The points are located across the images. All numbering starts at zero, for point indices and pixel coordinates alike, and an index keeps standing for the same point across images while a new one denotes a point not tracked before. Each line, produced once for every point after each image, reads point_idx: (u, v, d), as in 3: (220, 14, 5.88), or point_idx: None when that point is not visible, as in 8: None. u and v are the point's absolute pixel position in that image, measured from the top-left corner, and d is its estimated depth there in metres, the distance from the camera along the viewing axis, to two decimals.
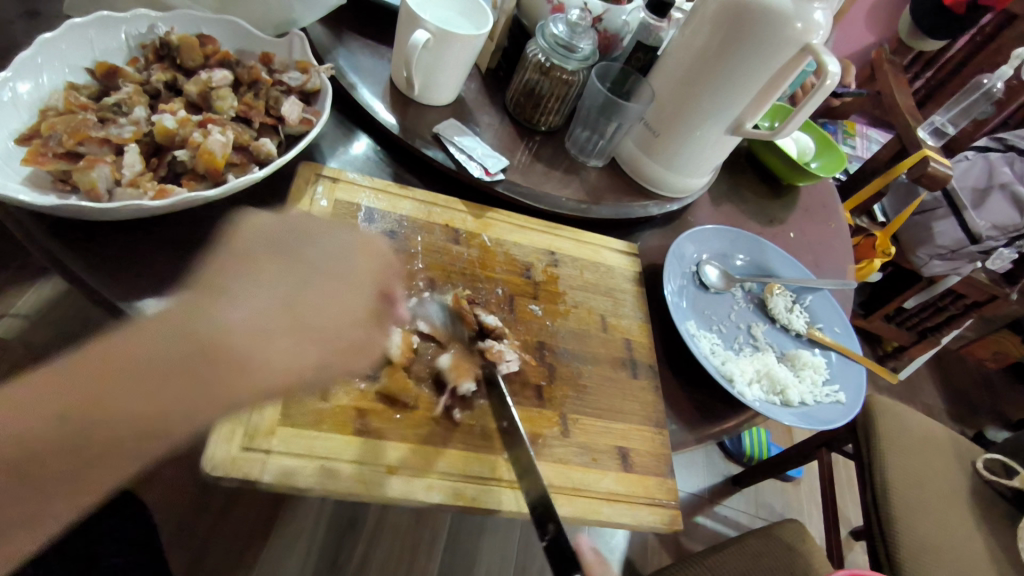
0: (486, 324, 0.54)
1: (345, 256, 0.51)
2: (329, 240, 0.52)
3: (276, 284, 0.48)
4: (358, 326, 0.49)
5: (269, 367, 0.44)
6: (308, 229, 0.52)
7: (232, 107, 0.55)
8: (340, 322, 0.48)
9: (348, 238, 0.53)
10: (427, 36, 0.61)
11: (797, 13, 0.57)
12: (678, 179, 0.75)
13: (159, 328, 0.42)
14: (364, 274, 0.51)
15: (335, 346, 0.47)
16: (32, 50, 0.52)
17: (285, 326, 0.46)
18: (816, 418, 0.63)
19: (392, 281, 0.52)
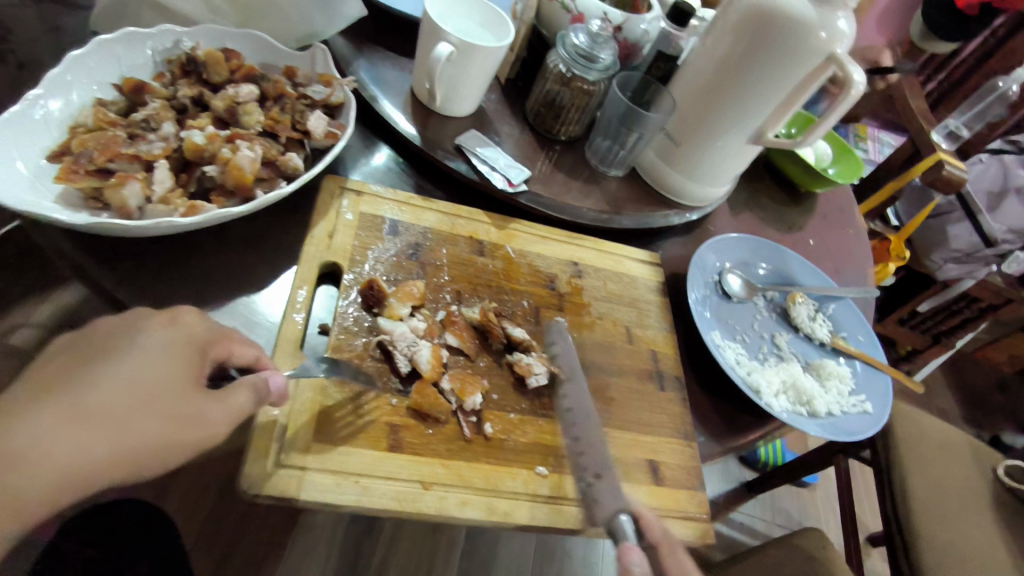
0: (514, 337, 0.54)
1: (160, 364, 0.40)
2: (133, 337, 0.40)
3: (75, 368, 0.39)
4: (181, 396, 0.39)
5: (55, 458, 0.36)
6: (136, 317, 0.41)
7: (260, 121, 0.55)
8: (160, 389, 0.39)
9: (150, 321, 0.41)
10: (450, 49, 0.61)
11: (821, 22, 0.57)
12: (699, 189, 0.75)
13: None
14: (181, 349, 0.41)
15: (144, 416, 0.38)
16: (61, 67, 0.52)
17: (63, 425, 0.37)
18: (843, 429, 0.63)
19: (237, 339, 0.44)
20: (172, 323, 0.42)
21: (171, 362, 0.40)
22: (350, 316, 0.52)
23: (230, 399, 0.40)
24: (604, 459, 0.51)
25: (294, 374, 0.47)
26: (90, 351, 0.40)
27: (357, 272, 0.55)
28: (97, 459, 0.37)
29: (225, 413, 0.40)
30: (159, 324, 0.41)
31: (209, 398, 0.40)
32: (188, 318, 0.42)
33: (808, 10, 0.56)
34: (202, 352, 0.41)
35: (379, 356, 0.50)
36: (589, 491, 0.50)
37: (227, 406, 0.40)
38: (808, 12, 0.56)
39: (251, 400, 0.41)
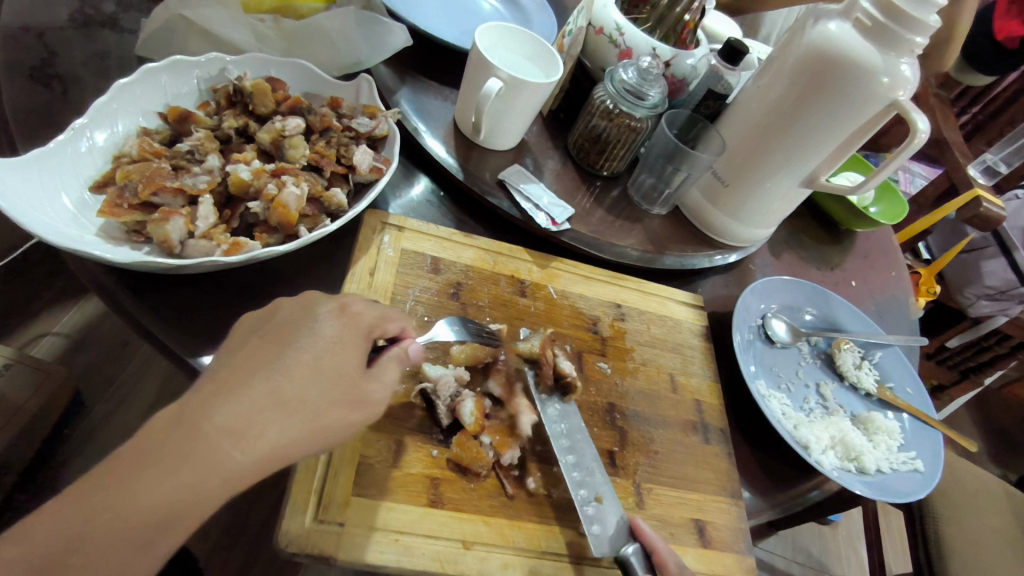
0: (561, 369, 0.52)
1: (340, 343, 0.40)
2: (311, 322, 0.40)
3: (264, 356, 0.37)
4: (356, 379, 0.40)
5: (267, 441, 0.35)
6: (309, 305, 0.41)
7: (305, 156, 0.54)
8: (345, 375, 0.39)
9: (324, 306, 0.41)
10: (500, 85, 0.60)
11: (885, 68, 0.55)
12: (743, 229, 0.73)
13: (182, 430, 0.34)
14: (356, 336, 0.41)
15: (329, 398, 0.38)
16: (107, 96, 0.51)
17: (268, 407, 0.36)
18: (894, 490, 0.60)
19: (394, 315, 0.44)
20: (344, 312, 0.41)
21: (346, 348, 0.40)
22: None
23: (387, 377, 0.42)
24: (599, 479, 0.48)
25: None
26: (271, 334, 0.39)
27: (397, 311, 0.53)
28: (306, 434, 0.37)
29: (388, 392, 0.41)
30: (333, 311, 0.41)
31: (375, 377, 0.41)
32: (360, 307, 0.42)
33: (873, 55, 0.54)
34: (368, 338, 0.41)
35: (420, 404, 0.48)
36: (594, 519, 0.46)
37: (386, 384, 0.41)
38: (874, 58, 0.54)
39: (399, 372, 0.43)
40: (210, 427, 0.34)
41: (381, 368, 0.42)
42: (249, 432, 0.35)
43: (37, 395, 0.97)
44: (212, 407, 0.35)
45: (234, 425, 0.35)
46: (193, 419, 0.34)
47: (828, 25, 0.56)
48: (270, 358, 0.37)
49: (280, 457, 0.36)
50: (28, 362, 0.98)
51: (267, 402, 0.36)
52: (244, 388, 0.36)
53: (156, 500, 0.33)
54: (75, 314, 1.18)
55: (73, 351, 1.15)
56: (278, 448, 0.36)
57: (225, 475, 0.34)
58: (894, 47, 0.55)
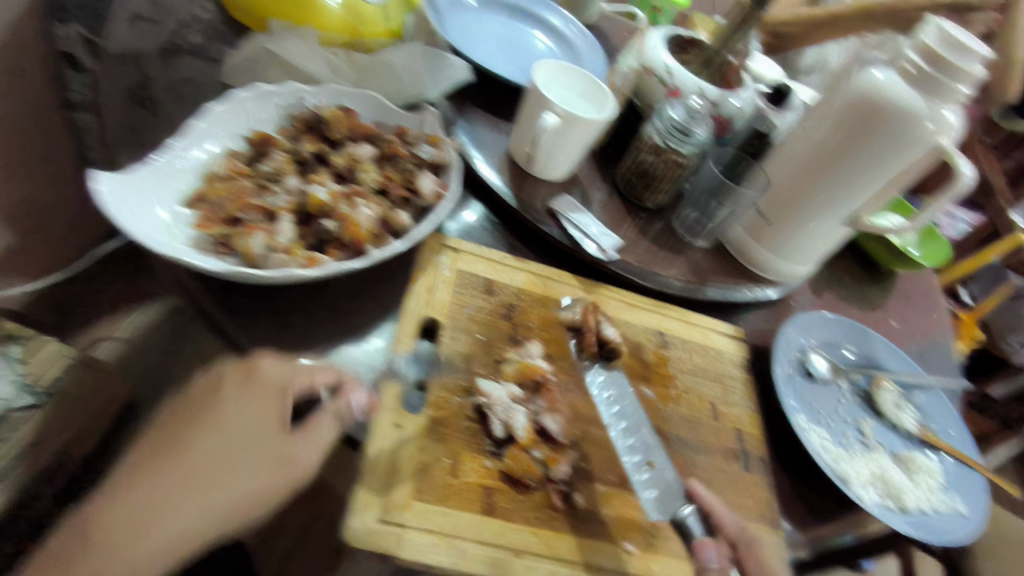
0: (605, 337, 0.58)
1: (250, 415, 0.46)
2: (218, 397, 0.46)
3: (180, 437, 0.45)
4: (272, 441, 0.45)
5: (186, 512, 0.42)
6: (219, 378, 0.47)
7: (375, 180, 0.58)
8: (252, 441, 0.45)
9: (231, 377, 0.47)
10: (556, 119, 0.64)
11: (930, 114, 0.57)
12: (784, 265, 0.74)
13: (115, 509, 0.42)
14: (261, 399, 0.46)
15: (247, 468, 0.44)
16: (202, 120, 0.56)
17: (186, 485, 0.43)
18: (935, 529, 0.60)
19: (318, 369, 0.48)
20: (250, 375, 0.47)
21: (251, 414, 0.46)
22: (447, 375, 0.53)
23: (314, 434, 0.46)
24: (649, 446, 0.52)
25: (397, 428, 0.48)
26: (191, 411, 0.46)
27: (454, 328, 0.56)
28: (230, 502, 0.43)
29: (312, 449, 0.46)
30: (237, 381, 0.47)
31: (296, 437, 0.46)
32: (265, 367, 0.47)
33: (917, 102, 0.57)
34: (280, 395, 0.46)
35: (473, 416, 0.51)
36: (653, 499, 0.49)
37: (312, 442, 0.46)
38: (918, 104, 0.57)
39: (334, 427, 0.46)
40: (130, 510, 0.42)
41: (308, 429, 0.46)
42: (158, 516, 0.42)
43: (97, 396, 1.02)
44: (127, 490, 0.43)
45: (146, 505, 0.42)
46: (120, 497, 0.43)
47: (873, 72, 0.59)
48: (183, 435, 0.45)
49: (207, 525, 0.43)
50: (90, 364, 1.03)
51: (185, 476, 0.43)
52: (165, 471, 0.43)
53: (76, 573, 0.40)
54: (130, 321, 1.26)
55: (129, 355, 1.23)
56: (205, 518, 0.43)
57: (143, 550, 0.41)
58: (938, 94, 0.57)
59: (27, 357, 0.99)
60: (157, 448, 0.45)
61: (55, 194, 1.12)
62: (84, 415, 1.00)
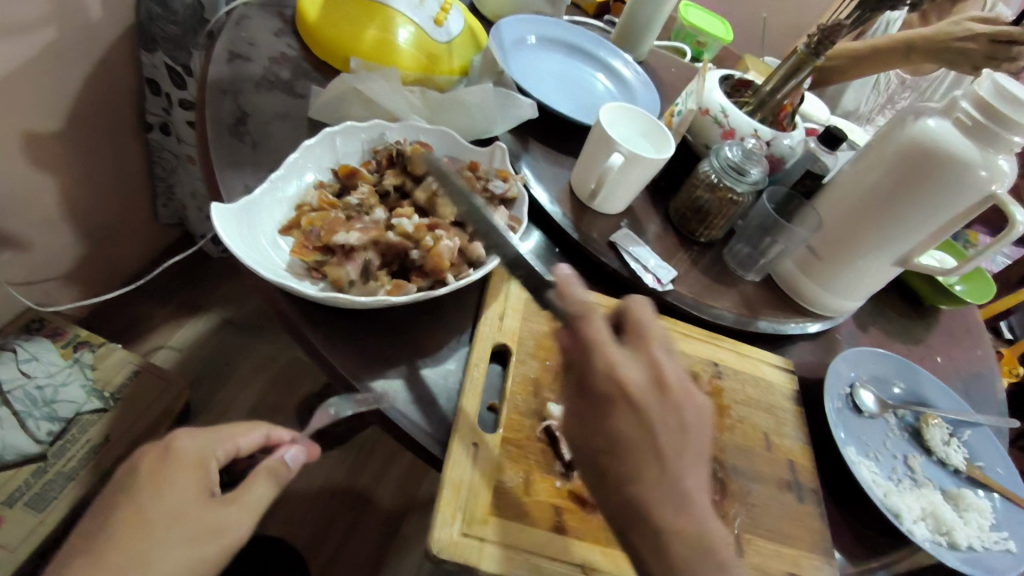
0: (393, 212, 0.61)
1: (180, 482, 0.51)
2: (134, 478, 0.51)
3: (110, 522, 0.48)
4: (205, 511, 0.50)
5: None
6: (136, 460, 0.52)
7: (453, 214, 0.62)
8: (185, 511, 0.49)
9: (150, 456, 0.52)
10: (622, 158, 0.68)
11: (984, 162, 0.60)
12: (832, 301, 0.77)
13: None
14: (183, 472, 0.51)
15: (190, 535, 0.48)
16: (298, 154, 0.62)
17: (134, 556, 0.46)
18: (985, 565, 0.61)
19: (241, 434, 0.56)
20: (170, 452, 0.52)
21: (179, 490, 0.50)
22: (518, 399, 0.56)
23: (244, 497, 0.51)
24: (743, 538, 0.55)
25: (475, 447, 0.51)
26: (118, 498, 0.50)
27: (522, 354, 0.60)
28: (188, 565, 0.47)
29: (242, 512, 0.51)
30: (156, 460, 0.52)
31: (224, 503, 0.51)
32: (183, 443, 0.53)
33: (971, 151, 0.60)
34: (199, 467, 0.52)
35: (543, 438, 0.54)
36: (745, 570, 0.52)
37: (242, 502, 0.51)
38: (971, 153, 0.60)
39: (269, 483, 0.53)
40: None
41: (239, 491, 0.51)
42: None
43: (159, 400, 1.07)
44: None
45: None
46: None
47: (928, 122, 0.62)
48: (112, 521, 0.48)
49: None
50: (152, 371, 1.09)
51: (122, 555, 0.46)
52: (109, 549, 0.46)
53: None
54: (188, 330, 1.32)
55: (183, 364, 1.28)
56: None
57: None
58: (991, 144, 0.60)
59: (97, 363, 1.06)
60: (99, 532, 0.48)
61: (127, 208, 1.20)
62: (146, 418, 1.04)
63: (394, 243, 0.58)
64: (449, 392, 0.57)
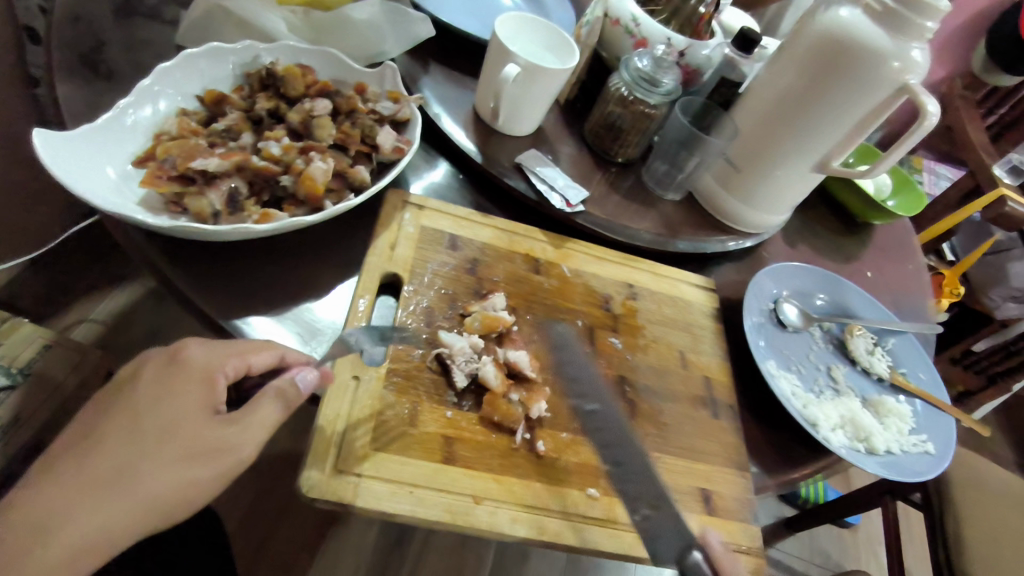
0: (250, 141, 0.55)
1: (185, 386, 0.43)
2: (134, 386, 0.42)
3: (100, 425, 0.41)
4: (201, 430, 0.41)
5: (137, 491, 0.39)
6: (139, 366, 0.44)
7: (331, 136, 0.57)
8: (182, 424, 0.41)
9: (155, 362, 0.44)
10: (518, 70, 0.62)
11: (896, 52, 0.55)
12: (755, 215, 0.74)
13: (53, 480, 0.39)
14: (190, 383, 0.43)
15: (183, 452, 0.41)
16: (151, 78, 0.55)
17: (131, 462, 0.40)
18: (904, 468, 0.60)
19: (253, 350, 0.46)
20: (175, 360, 0.44)
21: (179, 403, 0.42)
22: (408, 328, 0.53)
23: (251, 418, 0.43)
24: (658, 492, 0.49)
25: (354, 380, 0.48)
26: (109, 402, 0.42)
27: (416, 284, 0.56)
28: (177, 488, 0.40)
29: (248, 433, 0.42)
30: (161, 369, 0.43)
31: (226, 422, 0.42)
32: (191, 352, 0.44)
33: (883, 39, 0.55)
34: (210, 380, 0.43)
35: (435, 367, 0.51)
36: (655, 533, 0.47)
37: (246, 424, 0.42)
38: (883, 42, 0.55)
39: (276, 407, 0.43)
40: (46, 503, 0.38)
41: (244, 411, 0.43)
42: (74, 507, 0.38)
43: (74, 375, 0.99)
44: (44, 486, 0.39)
45: (61, 497, 0.38)
46: (31, 494, 0.39)
47: (840, 12, 0.57)
48: (102, 425, 0.41)
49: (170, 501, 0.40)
50: (66, 344, 1.01)
51: (109, 463, 0.40)
52: (99, 450, 0.40)
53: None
54: (110, 302, 1.22)
55: (109, 337, 1.19)
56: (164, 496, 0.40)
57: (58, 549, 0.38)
58: (903, 31, 0.55)
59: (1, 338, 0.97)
60: (99, 427, 0.41)
61: None
62: (61, 396, 0.96)
63: (260, 167, 0.53)
64: (335, 326, 0.53)
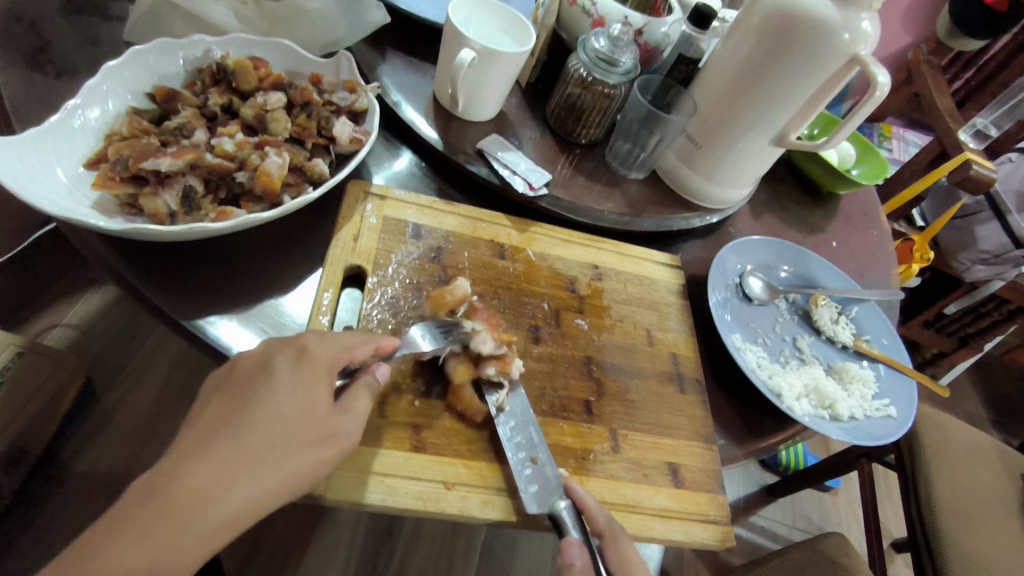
0: (201, 138, 0.55)
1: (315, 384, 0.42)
2: (266, 376, 0.41)
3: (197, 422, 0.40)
4: (321, 416, 0.41)
5: (250, 491, 0.37)
6: (267, 359, 0.42)
7: (287, 129, 0.57)
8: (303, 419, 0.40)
9: (281, 356, 0.42)
10: (473, 55, 0.62)
11: (845, 24, 0.55)
12: (718, 191, 0.75)
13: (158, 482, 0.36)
14: (313, 380, 0.42)
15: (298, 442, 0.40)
16: (98, 77, 0.54)
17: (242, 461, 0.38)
18: (867, 432, 0.62)
19: (357, 344, 0.46)
20: (302, 355, 0.43)
21: (306, 394, 0.41)
22: (374, 318, 0.53)
23: (356, 406, 0.43)
24: (534, 442, 0.50)
25: None
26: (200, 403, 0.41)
27: (380, 275, 0.56)
28: (277, 485, 0.38)
29: (359, 420, 0.43)
30: (289, 362, 0.42)
31: (342, 410, 0.42)
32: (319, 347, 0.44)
33: (831, 11, 0.55)
34: (331, 375, 0.43)
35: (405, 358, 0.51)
36: (531, 479, 0.48)
37: (357, 413, 0.43)
38: (833, 14, 0.55)
39: (369, 397, 0.44)
40: (174, 491, 0.36)
41: (349, 400, 0.43)
42: (211, 491, 0.36)
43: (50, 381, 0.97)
44: (178, 472, 0.37)
45: (198, 481, 0.36)
46: (151, 490, 0.36)
47: None
48: (219, 419, 0.39)
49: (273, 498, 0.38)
50: (39, 350, 0.98)
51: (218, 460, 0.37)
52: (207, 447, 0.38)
53: (123, 564, 0.33)
54: (81, 307, 1.17)
55: (82, 343, 1.14)
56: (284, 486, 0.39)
57: (197, 533, 0.35)
58: (852, 2, 0.56)
59: None
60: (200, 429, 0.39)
61: None
62: (35, 403, 0.95)
63: (215, 164, 0.52)
64: (301, 320, 0.53)
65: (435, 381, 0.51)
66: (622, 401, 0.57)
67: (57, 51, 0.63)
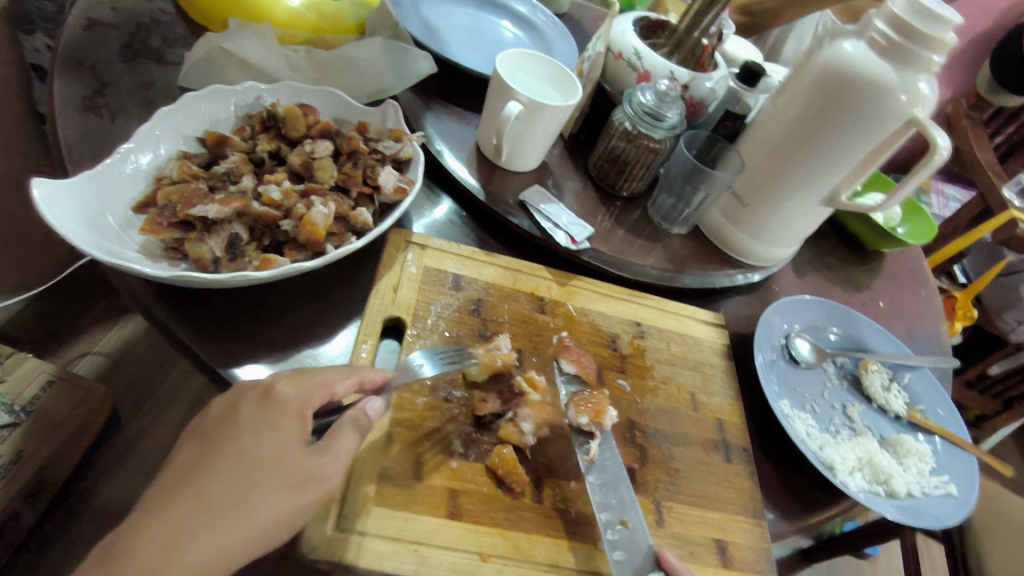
0: (248, 184, 0.55)
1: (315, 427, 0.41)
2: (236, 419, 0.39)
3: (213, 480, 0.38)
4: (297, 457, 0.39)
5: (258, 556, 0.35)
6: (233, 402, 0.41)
7: (333, 177, 0.57)
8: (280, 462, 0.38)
9: (247, 399, 0.40)
10: (520, 107, 0.62)
11: (901, 85, 0.54)
12: (763, 249, 0.73)
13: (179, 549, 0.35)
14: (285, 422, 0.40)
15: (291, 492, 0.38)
16: (151, 122, 0.55)
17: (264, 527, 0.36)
18: (926, 513, 0.58)
19: (335, 379, 0.44)
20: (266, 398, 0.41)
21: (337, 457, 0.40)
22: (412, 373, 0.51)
23: (338, 446, 0.41)
24: (624, 503, 0.49)
25: None
26: None
27: (419, 327, 0.55)
28: None
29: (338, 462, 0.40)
30: (254, 404, 0.40)
31: (319, 449, 0.40)
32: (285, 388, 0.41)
33: (888, 73, 0.54)
34: (302, 416, 0.41)
35: (441, 416, 0.50)
36: (617, 544, 0.47)
37: (337, 453, 0.40)
38: (890, 75, 0.54)
39: (354, 436, 0.42)
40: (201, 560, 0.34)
41: (330, 439, 0.41)
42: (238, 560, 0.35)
43: (77, 411, 0.96)
44: (217, 534, 0.35)
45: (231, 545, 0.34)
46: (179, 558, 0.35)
47: (843, 45, 0.56)
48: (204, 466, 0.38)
49: None
50: (72, 379, 0.98)
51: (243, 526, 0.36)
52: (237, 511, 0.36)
53: None
54: (113, 334, 1.18)
55: (111, 372, 1.15)
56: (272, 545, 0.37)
57: None
58: (908, 65, 0.54)
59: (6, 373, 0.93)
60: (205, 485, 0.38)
61: None
62: (63, 433, 0.94)
63: (261, 213, 0.52)
64: (343, 359, 0.53)
65: (472, 442, 0.49)
66: (665, 469, 0.54)
67: (114, 97, 0.64)
